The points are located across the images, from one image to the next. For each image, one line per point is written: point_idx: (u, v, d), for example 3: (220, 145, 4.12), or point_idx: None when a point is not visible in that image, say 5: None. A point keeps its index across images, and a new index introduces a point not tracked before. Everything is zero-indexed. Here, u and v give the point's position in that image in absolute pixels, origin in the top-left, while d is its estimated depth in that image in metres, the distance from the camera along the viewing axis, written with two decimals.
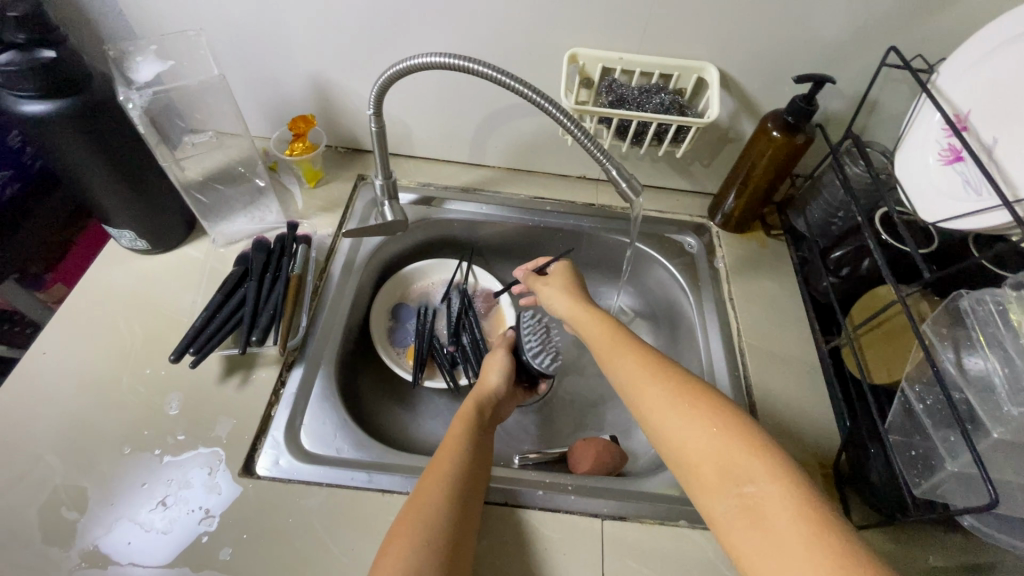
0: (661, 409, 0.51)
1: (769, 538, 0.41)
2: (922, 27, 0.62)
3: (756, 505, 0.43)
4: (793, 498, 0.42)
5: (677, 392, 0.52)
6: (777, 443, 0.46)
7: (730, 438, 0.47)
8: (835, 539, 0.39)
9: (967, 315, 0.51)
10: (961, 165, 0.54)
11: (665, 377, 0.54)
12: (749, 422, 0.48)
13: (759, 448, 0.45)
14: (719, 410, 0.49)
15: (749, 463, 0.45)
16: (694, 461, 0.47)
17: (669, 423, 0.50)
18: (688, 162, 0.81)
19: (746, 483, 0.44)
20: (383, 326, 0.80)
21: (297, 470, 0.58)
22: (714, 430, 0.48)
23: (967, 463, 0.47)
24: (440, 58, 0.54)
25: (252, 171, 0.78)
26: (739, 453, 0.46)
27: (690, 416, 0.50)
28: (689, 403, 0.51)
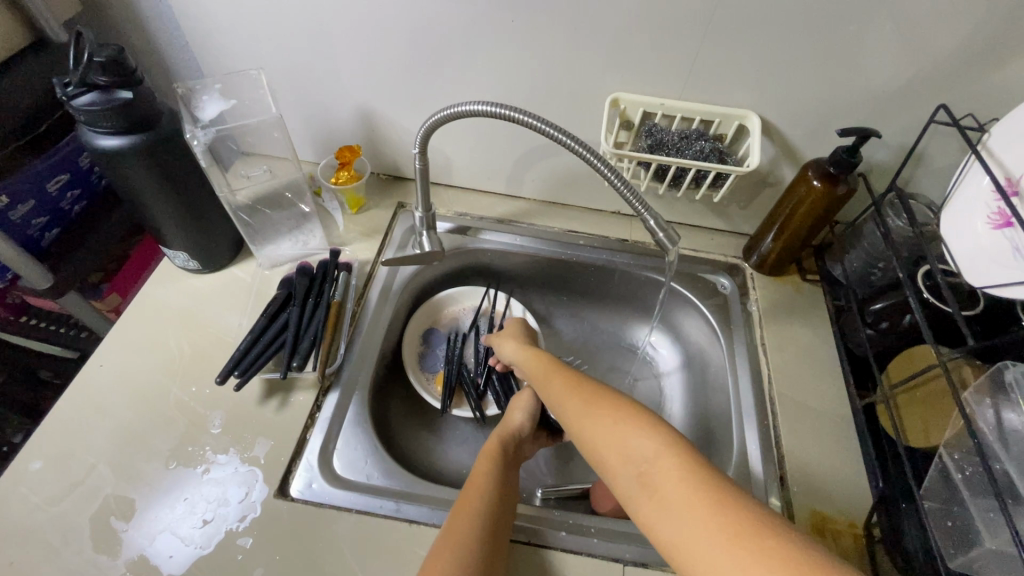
0: (573, 416, 0.54)
1: (665, 508, 0.42)
2: (974, 85, 0.61)
3: (651, 479, 0.44)
4: (681, 469, 0.43)
5: (582, 397, 0.55)
6: (668, 425, 0.48)
7: (625, 425, 0.49)
8: (720, 495, 0.40)
9: (1012, 388, 0.50)
10: (1010, 231, 0.52)
11: (579, 388, 0.57)
12: (640, 408, 0.51)
13: (648, 428, 0.48)
14: (613, 404, 0.52)
15: (641, 443, 0.46)
16: (600, 456, 0.49)
17: (580, 428, 0.52)
18: (725, 203, 0.81)
19: (641, 462, 0.45)
20: (415, 351, 0.82)
21: (329, 495, 0.60)
22: (611, 421, 0.50)
23: (1005, 541, 0.47)
24: (487, 108, 0.56)
25: (299, 197, 0.81)
26: (632, 437, 0.47)
27: (591, 415, 0.52)
28: (591, 405, 0.53)
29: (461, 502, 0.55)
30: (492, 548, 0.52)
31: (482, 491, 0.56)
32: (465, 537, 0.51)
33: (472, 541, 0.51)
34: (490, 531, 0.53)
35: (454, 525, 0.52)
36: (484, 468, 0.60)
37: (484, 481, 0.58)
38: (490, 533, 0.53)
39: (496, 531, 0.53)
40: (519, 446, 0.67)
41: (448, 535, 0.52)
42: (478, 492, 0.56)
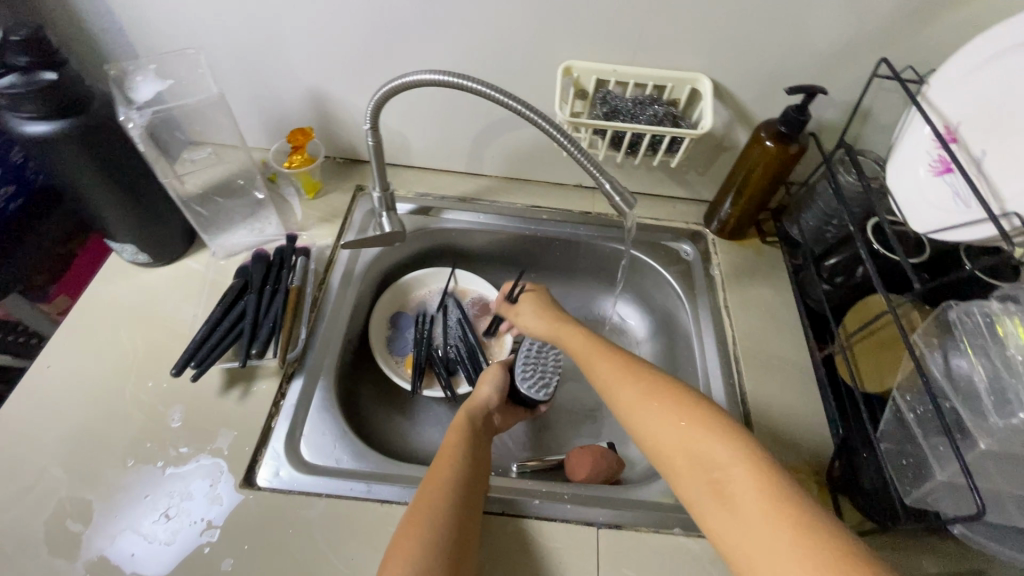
0: (634, 408, 0.55)
1: (737, 518, 0.44)
2: (912, 39, 0.63)
3: (726, 487, 0.46)
4: (756, 479, 0.45)
5: (647, 390, 0.56)
6: (744, 429, 0.50)
7: (697, 427, 0.50)
8: (796, 510, 0.43)
9: (955, 326, 0.51)
10: (951, 176, 0.54)
11: (639, 378, 0.57)
12: (712, 409, 0.52)
13: (725, 436, 0.49)
14: (683, 403, 0.53)
15: (716, 449, 0.48)
16: (668, 456, 0.51)
17: (642, 422, 0.54)
18: (683, 170, 0.82)
19: (715, 468, 0.48)
20: (383, 335, 0.81)
21: (298, 481, 0.58)
22: (681, 424, 0.51)
23: (955, 472, 0.48)
24: (434, 75, 0.55)
25: (252, 184, 0.79)
26: (707, 441, 0.49)
27: (659, 413, 0.53)
28: (656, 399, 0.54)
29: (436, 470, 0.56)
30: (467, 516, 0.52)
31: (460, 462, 0.57)
32: (437, 507, 0.51)
33: (444, 508, 0.51)
34: (462, 499, 0.53)
35: (429, 490, 0.53)
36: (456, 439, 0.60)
37: (458, 453, 0.58)
38: (462, 503, 0.52)
39: (471, 502, 0.53)
40: (487, 418, 0.67)
41: (418, 503, 0.52)
42: (451, 463, 0.56)
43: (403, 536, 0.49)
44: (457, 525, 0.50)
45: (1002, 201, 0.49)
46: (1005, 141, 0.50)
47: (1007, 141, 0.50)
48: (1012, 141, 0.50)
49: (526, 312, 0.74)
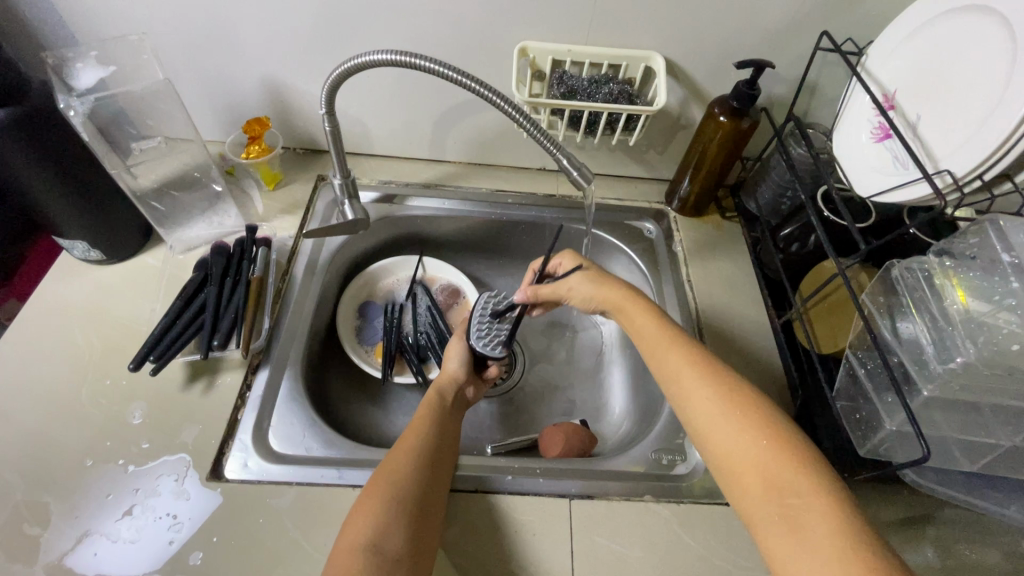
0: (706, 414, 0.52)
1: (806, 547, 0.42)
2: (851, 12, 0.65)
3: (797, 515, 0.43)
4: (832, 515, 0.42)
5: (729, 400, 0.51)
6: (825, 462, 0.46)
7: (777, 452, 0.47)
8: (870, 554, 0.40)
9: (898, 284, 0.53)
10: (891, 142, 0.57)
11: (721, 386, 0.53)
12: (797, 435, 0.49)
13: (805, 465, 0.46)
14: (763, 420, 0.49)
15: (795, 478, 0.45)
16: (740, 470, 0.48)
17: (716, 430, 0.50)
18: (643, 149, 0.83)
19: (791, 495, 0.44)
20: (351, 325, 0.80)
21: (267, 471, 0.58)
22: (763, 443, 0.48)
23: (903, 421, 0.51)
24: (386, 55, 0.55)
25: (208, 176, 0.77)
26: (787, 468, 0.46)
27: (738, 427, 0.50)
28: (736, 411, 0.50)
29: (407, 436, 0.57)
30: (433, 478, 0.53)
31: (428, 431, 0.58)
32: (404, 467, 0.52)
33: (408, 468, 0.52)
34: (428, 462, 0.54)
35: (396, 453, 0.54)
36: (427, 409, 0.61)
37: (425, 421, 0.59)
38: (427, 465, 0.54)
39: (436, 465, 0.54)
40: (456, 393, 0.67)
41: (384, 464, 0.53)
42: (417, 429, 0.57)
43: (368, 492, 0.50)
44: (421, 483, 0.52)
45: (936, 161, 0.52)
46: (935, 105, 0.53)
47: (939, 104, 0.52)
48: (944, 104, 0.52)
49: (577, 285, 0.66)
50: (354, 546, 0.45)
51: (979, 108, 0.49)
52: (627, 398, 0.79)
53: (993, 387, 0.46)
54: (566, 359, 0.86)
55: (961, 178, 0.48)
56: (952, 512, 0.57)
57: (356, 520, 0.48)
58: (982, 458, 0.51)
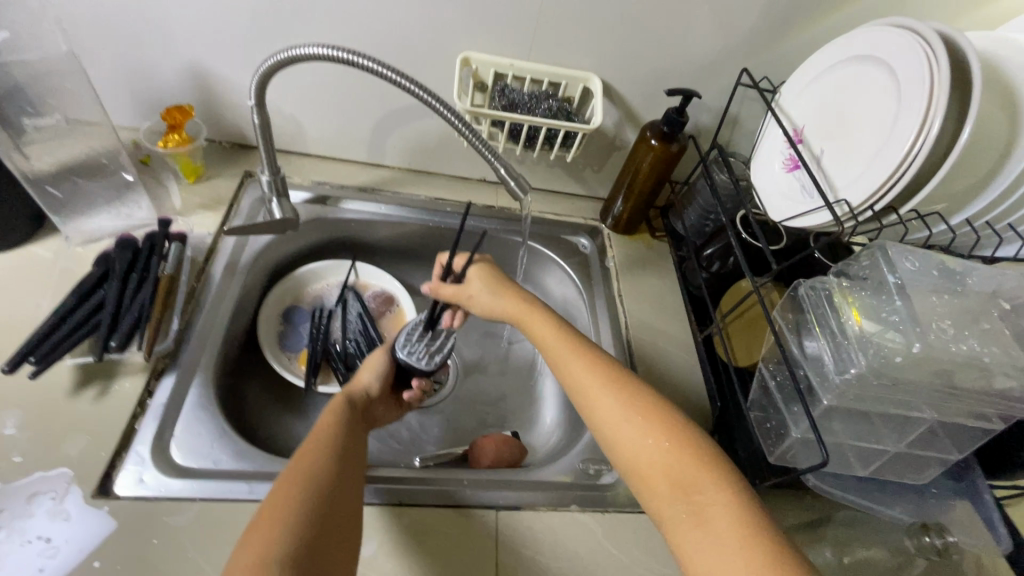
0: (613, 418, 0.53)
1: (711, 540, 0.43)
2: (767, 53, 0.71)
3: (703, 510, 0.45)
4: (734, 507, 0.45)
5: (632, 402, 0.53)
6: (725, 458, 0.49)
7: (680, 450, 0.49)
8: (768, 540, 0.42)
9: (804, 301, 0.57)
10: (799, 173, 0.62)
11: (624, 390, 0.54)
12: (695, 432, 0.51)
13: (710, 463, 0.48)
14: (667, 421, 0.51)
15: (699, 474, 0.47)
16: (645, 471, 0.50)
17: (621, 433, 0.52)
18: (580, 167, 0.86)
19: (696, 492, 0.46)
20: (274, 331, 0.76)
21: (165, 487, 0.52)
22: (664, 443, 0.50)
23: (806, 429, 0.55)
24: (321, 49, 0.53)
25: (117, 163, 0.70)
26: (690, 465, 0.48)
27: (641, 428, 0.51)
28: (640, 412, 0.52)
29: (309, 443, 0.53)
30: (348, 482, 0.51)
31: (332, 433, 0.55)
32: (319, 475, 0.49)
33: (320, 474, 0.49)
34: (341, 467, 0.51)
35: (304, 460, 0.50)
36: (331, 414, 0.59)
37: (329, 426, 0.56)
38: (341, 471, 0.51)
39: (350, 471, 0.52)
40: (366, 405, 0.65)
41: (289, 473, 0.49)
42: (322, 435, 0.54)
43: (277, 503, 0.46)
44: (336, 488, 0.49)
45: (836, 191, 0.57)
46: (836, 141, 0.59)
47: (839, 140, 0.58)
48: (842, 140, 0.58)
49: (478, 291, 0.66)
50: (263, 560, 0.41)
51: (871, 146, 0.54)
52: (558, 410, 0.79)
53: (882, 397, 0.51)
54: (500, 371, 0.85)
55: (857, 207, 0.54)
56: (848, 516, 0.62)
57: (263, 533, 0.43)
58: (873, 462, 0.56)
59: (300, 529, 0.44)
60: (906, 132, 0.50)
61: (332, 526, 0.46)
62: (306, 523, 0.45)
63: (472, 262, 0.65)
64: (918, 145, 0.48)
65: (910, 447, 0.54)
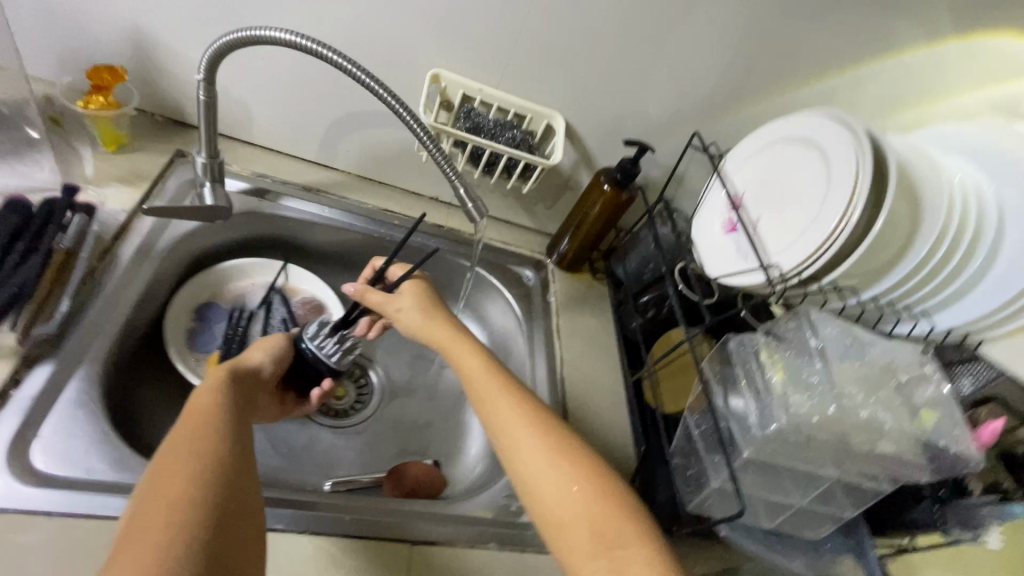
0: (538, 465, 0.51)
1: None
2: (715, 123, 0.77)
3: (623, 567, 0.45)
4: (652, 566, 0.45)
5: (559, 449, 0.52)
6: (645, 513, 0.49)
7: (603, 503, 0.49)
8: None
9: (733, 355, 0.60)
10: (737, 236, 0.67)
11: (552, 435, 0.53)
12: (618, 484, 0.51)
13: (631, 518, 0.48)
14: (593, 472, 0.51)
15: (621, 529, 0.47)
16: (567, 522, 0.48)
17: (546, 481, 0.51)
18: (533, 201, 0.87)
19: (617, 547, 0.46)
20: (183, 327, 0.69)
21: (16, 497, 0.44)
22: (590, 495, 0.49)
23: (726, 479, 0.57)
24: (288, 36, 0.51)
25: (23, 117, 0.62)
26: (612, 518, 0.48)
27: (567, 477, 0.50)
28: (566, 460, 0.52)
29: (184, 429, 0.43)
30: (243, 470, 0.42)
31: (215, 416, 0.46)
32: (214, 467, 0.40)
33: (207, 465, 0.40)
34: (240, 460, 0.43)
35: (181, 449, 0.41)
36: (210, 392, 0.49)
37: (211, 405, 0.47)
38: (232, 457, 0.42)
39: (244, 455, 0.44)
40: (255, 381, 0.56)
41: (159, 469, 0.39)
42: (202, 417, 0.45)
43: (152, 506, 0.37)
44: (229, 476, 0.41)
45: (767, 256, 0.62)
46: (771, 211, 0.64)
47: (773, 211, 0.64)
48: (777, 211, 0.63)
49: (407, 306, 0.64)
50: None
51: (800, 220, 0.60)
52: (483, 442, 0.76)
53: (794, 453, 0.54)
54: (427, 395, 0.82)
55: (786, 272, 0.58)
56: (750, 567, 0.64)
57: (139, 544, 0.34)
58: (777, 514, 0.59)
59: (192, 532, 0.36)
60: (832, 213, 0.55)
61: (231, 522, 0.38)
62: (199, 524, 0.36)
63: (409, 276, 0.64)
64: (840, 226, 0.54)
65: (812, 503, 0.58)
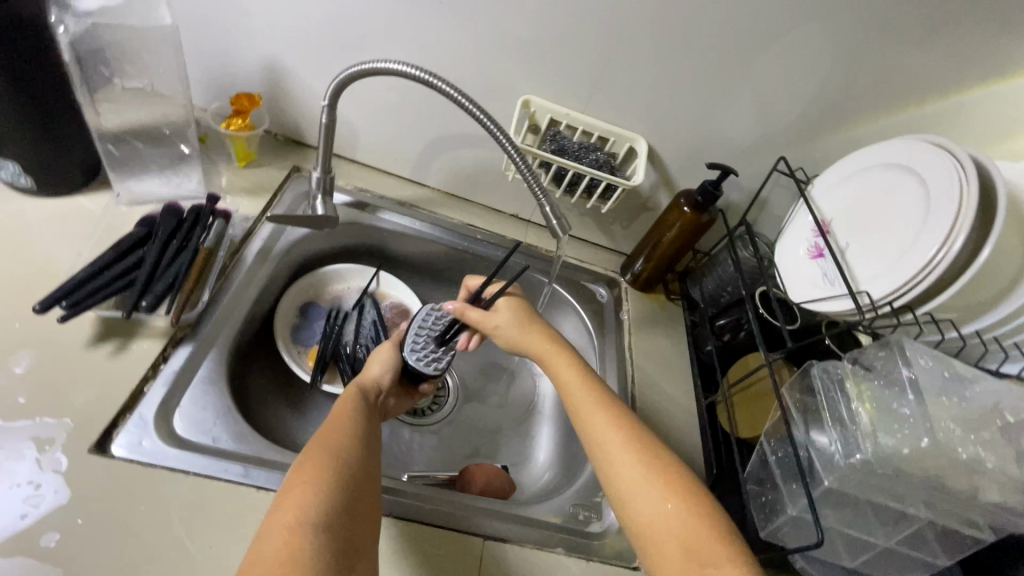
0: (630, 478, 0.53)
1: None
2: (803, 148, 0.76)
3: None
4: None
5: (651, 466, 0.53)
6: (740, 536, 0.49)
7: (698, 524, 0.49)
8: None
9: (818, 388, 0.58)
10: (823, 261, 0.66)
11: (644, 450, 0.55)
12: (712, 505, 0.51)
13: (726, 539, 0.48)
14: (686, 490, 0.52)
15: (717, 550, 0.47)
16: (661, 538, 0.49)
17: (638, 496, 0.52)
18: (610, 220, 0.90)
19: (712, 567, 0.46)
20: (288, 322, 0.77)
21: (161, 455, 0.52)
22: (684, 514, 0.50)
23: (803, 508, 0.56)
24: (404, 67, 0.57)
25: (180, 136, 0.73)
26: (707, 540, 0.48)
27: (660, 494, 0.51)
28: (659, 479, 0.52)
29: (316, 443, 0.50)
30: (362, 504, 0.47)
31: (349, 444, 0.51)
32: (342, 464, 0.48)
33: (332, 492, 0.45)
34: (362, 460, 0.50)
35: (310, 464, 0.47)
36: (347, 417, 0.55)
37: (346, 431, 0.52)
38: (355, 489, 0.47)
39: (361, 486, 0.48)
40: (378, 399, 0.64)
41: (291, 486, 0.45)
42: (339, 441, 0.51)
43: (296, 484, 0.45)
44: (353, 471, 0.48)
45: (857, 284, 0.61)
46: (862, 238, 0.63)
47: (864, 237, 0.62)
48: (869, 238, 0.62)
49: (503, 320, 0.68)
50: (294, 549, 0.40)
51: (895, 248, 0.58)
52: (552, 450, 0.79)
53: (882, 488, 0.52)
54: (499, 402, 0.85)
55: (877, 300, 0.57)
56: None
57: (285, 514, 0.43)
58: (861, 554, 0.57)
59: (325, 513, 0.43)
60: (932, 240, 0.53)
61: (345, 535, 0.43)
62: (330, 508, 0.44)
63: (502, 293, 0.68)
64: (940, 254, 0.52)
65: (900, 545, 0.55)
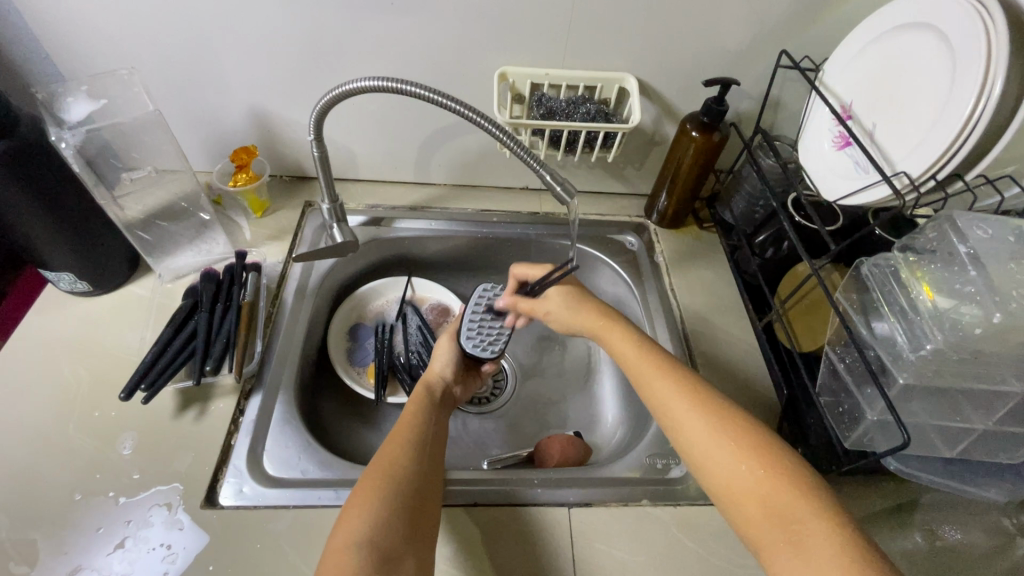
0: (697, 438, 0.52)
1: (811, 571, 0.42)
2: (805, 34, 0.70)
3: (802, 539, 0.43)
4: (836, 538, 0.43)
5: (721, 424, 0.52)
6: (823, 484, 0.47)
7: (774, 478, 0.47)
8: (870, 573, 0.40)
9: (868, 279, 0.56)
10: (852, 149, 0.61)
11: (710, 409, 0.53)
12: (790, 456, 0.49)
13: (808, 491, 0.46)
14: (759, 446, 0.50)
15: (797, 503, 0.45)
16: (734, 492, 0.48)
17: (707, 454, 0.51)
18: (621, 166, 0.87)
19: (792, 519, 0.45)
20: (342, 347, 0.81)
21: (262, 496, 0.57)
22: (759, 469, 0.48)
23: (882, 411, 0.54)
24: (374, 82, 0.57)
25: (196, 206, 0.78)
26: (785, 493, 0.46)
27: (733, 452, 0.50)
28: (730, 436, 0.51)
29: (379, 459, 0.53)
30: (415, 519, 0.49)
31: (408, 457, 0.53)
32: (399, 479, 0.51)
33: (384, 508, 0.48)
34: (419, 475, 0.52)
35: (367, 481, 0.50)
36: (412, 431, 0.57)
37: (408, 442, 0.55)
38: (411, 503, 0.49)
39: (415, 502, 0.50)
40: (444, 392, 0.67)
41: (352, 503, 0.49)
42: (397, 455, 0.53)
43: (356, 500, 0.49)
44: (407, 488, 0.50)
45: (892, 165, 0.56)
46: (889, 113, 0.57)
47: (891, 112, 0.57)
48: (894, 112, 0.57)
49: (554, 307, 0.68)
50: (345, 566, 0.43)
51: (927, 116, 0.53)
52: (618, 407, 0.80)
53: (963, 372, 0.49)
54: (557, 372, 0.87)
55: (917, 177, 0.52)
56: (933, 499, 0.60)
57: (342, 533, 0.46)
58: (960, 443, 0.54)
59: (377, 530, 0.46)
60: (965, 94, 0.48)
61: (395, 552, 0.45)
62: (382, 524, 0.47)
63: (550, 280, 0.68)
64: (980, 107, 0.47)
65: (1002, 425, 0.51)
